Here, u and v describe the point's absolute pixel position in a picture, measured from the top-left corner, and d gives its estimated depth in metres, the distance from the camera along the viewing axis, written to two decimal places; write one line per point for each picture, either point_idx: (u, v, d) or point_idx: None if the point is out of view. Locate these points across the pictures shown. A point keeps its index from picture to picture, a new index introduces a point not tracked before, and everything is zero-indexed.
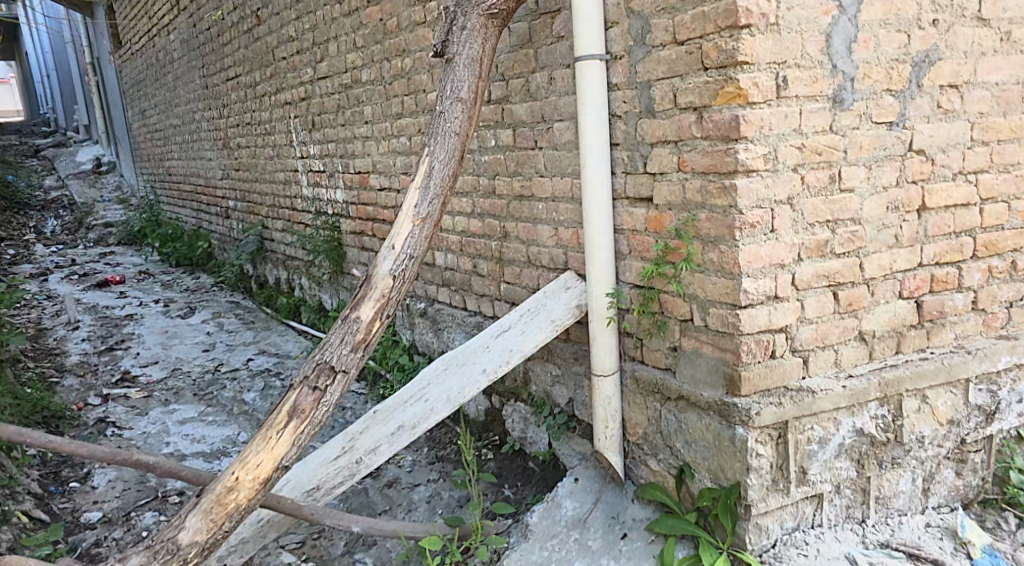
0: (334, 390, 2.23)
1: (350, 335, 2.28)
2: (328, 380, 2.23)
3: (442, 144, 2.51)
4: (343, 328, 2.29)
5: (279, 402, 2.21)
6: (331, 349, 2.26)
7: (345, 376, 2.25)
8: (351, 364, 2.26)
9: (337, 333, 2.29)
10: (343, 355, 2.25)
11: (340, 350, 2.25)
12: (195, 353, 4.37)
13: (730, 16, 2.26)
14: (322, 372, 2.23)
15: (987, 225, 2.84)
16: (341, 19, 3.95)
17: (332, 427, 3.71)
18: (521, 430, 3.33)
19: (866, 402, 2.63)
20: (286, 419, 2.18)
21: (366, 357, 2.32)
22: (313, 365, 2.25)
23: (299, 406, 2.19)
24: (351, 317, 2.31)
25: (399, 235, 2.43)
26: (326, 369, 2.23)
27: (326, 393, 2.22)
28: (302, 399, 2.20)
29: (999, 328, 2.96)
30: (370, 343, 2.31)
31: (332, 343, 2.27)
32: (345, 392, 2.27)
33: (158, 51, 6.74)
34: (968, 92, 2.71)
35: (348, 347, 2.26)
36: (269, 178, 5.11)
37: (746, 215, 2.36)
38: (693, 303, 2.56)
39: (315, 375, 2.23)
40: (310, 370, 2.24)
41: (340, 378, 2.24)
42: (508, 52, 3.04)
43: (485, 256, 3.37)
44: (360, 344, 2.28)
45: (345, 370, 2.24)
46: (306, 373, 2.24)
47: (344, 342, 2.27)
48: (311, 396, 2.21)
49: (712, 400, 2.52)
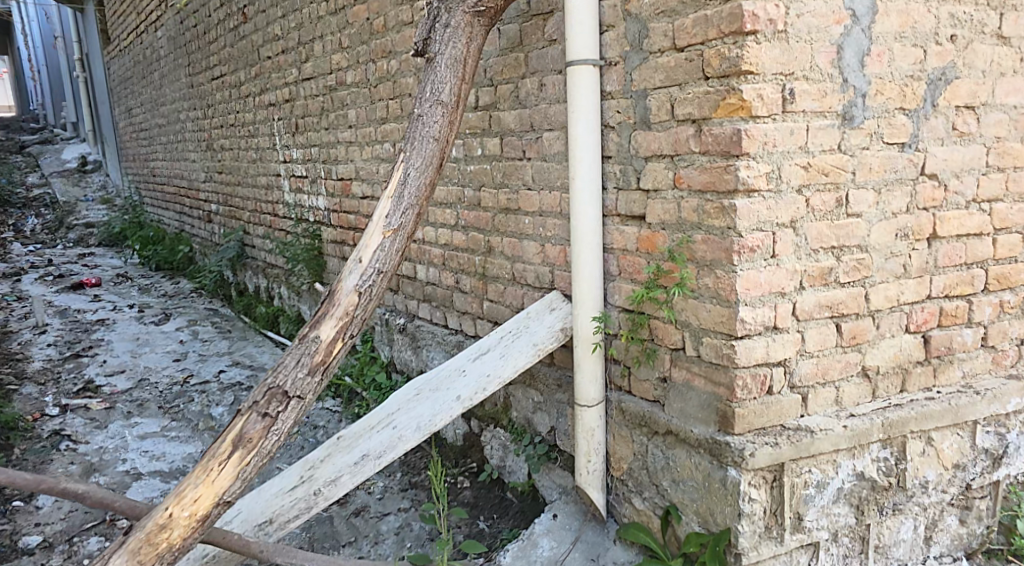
0: (286, 418, 2.04)
1: (308, 356, 2.09)
2: (280, 406, 2.04)
3: (420, 150, 2.33)
4: (300, 348, 2.10)
5: (225, 429, 2.02)
6: (285, 372, 2.06)
7: (300, 402, 2.06)
8: (307, 389, 2.07)
9: (293, 354, 2.10)
10: (299, 378, 2.06)
11: (295, 373, 2.06)
12: (165, 362, 4.17)
13: (734, 22, 2.09)
14: (273, 398, 2.04)
15: (999, 256, 2.66)
16: (328, 18, 3.79)
17: (301, 447, 3.50)
18: (500, 458, 3.13)
19: (868, 444, 2.43)
20: (230, 449, 1.98)
21: (325, 381, 2.13)
22: (265, 390, 2.05)
23: (246, 434, 1.99)
24: (310, 336, 2.12)
25: (368, 247, 2.25)
26: (279, 394, 2.04)
27: (277, 421, 2.02)
28: (250, 426, 2.00)
29: (1008, 367, 2.78)
30: (329, 365, 2.12)
31: (286, 365, 2.08)
32: (299, 420, 2.08)
33: (146, 48, 6.57)
34: (984, 114, 2.53)
35: (305, 370, 2.07)
36: (251, 182, 4.93)
37: (746, 237, 2.18)
38: (685, 331, 2.37)
39: (266, 400, 2.03)
40: (260, 395, 2.04)
41: (294, 404, 2.05)
42: (498, 55, 2.87)
43: (467, 272, 3.18)
44: (318, 366, 2.09)
45: (300, 395, 2.06)
46: (256, 398, 2.04)
47: (300, 364, 2.08)
48: (260, 423, 2.01)
49: (703, 436, 2.33)
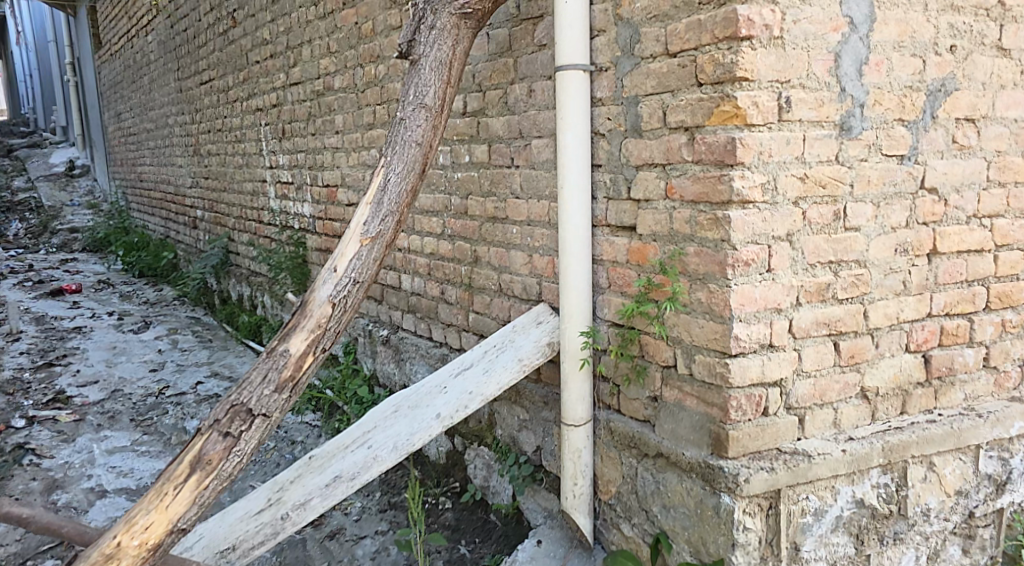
0: (249, 438, 1.96)
1: (275, 372, 2.00)
2: (243, 425, 1.95)
3: (401, 154, 2.24)
4: (267, 363, 2.01)
5: (183, 448, 1.93)
6: (250, 389, 1.97)
7: (265, 420, 1.98)
8: (273, 407, 1.99)
9: (260, 369, 2.00)
10: (264, 396, 1.97)
11: (261, 390, 1.97)
12: (141, 373, 4.05)
13: (728, 26, 2.00)
14: (236, 416, 1.95)
15: (1001, 274, 2.57)
16: (316, 22, 3.71)
17: (277, 464, 3.39)
18: (484, 478, 3.02)
19: (867, 469, 2.34)
20: (187, 471, 1.90)
21: (293, 398, 2.04)
22: (227, 407, 1.96)
23: (205, 456, 1.91)
24: (278, 350, 2.02)
25: (344, 256, 2.15)
26: (242, 412, 1.95)
27: (239, 441, 1.94)
28: (209, 447, 1.92)
29: (1011, 390, 2.68)
30: (298, 381, 2.03)
31: (252, 381, 1.98)
32: (264, 440, 1.99)
33: (135, 52, 6.49)
34: (985, 127, 2.45)
35: (271, 387, 1.98)
36: (236, 188, 4.84)
37: (740, 251, 2.08)
38: (676, 348, 2.27)
39: (228, 419, 1.95)
40: (222, 413, 1.96)
41: (258, 423, 1.97)
42: (486, 60, 2.78)
43: (453, 282, 3.08)
44: (286, 383, 2.00)
45: (265, 414, 1.97)
46: (217, 416, 1.95)
47: (267, 380, 1.98)
48: (220, 444, 1.92)
49: (695, 460, 2.23)
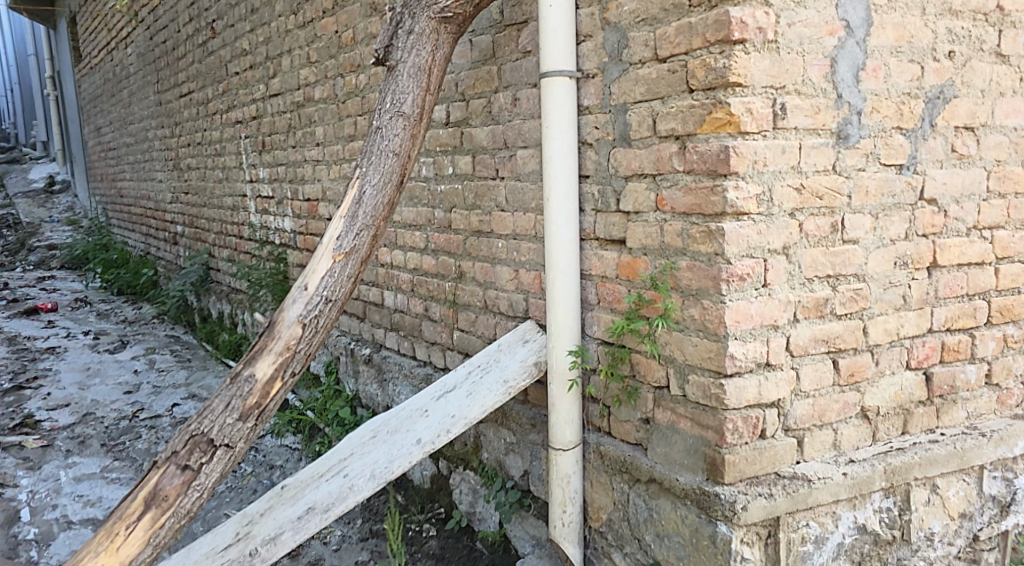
0: (210, 471, 1.93)
1: (239, 400, 1.96)
2: (203, 457, 1.93)
3: (377, 166, 2.16)
4: (231, 390, 1.97)
5: (138, 483, 1.91)
6: (211, 419, 1.94)
7: (227, 451, 1.95)
8: (236, 437, 1.96)
9: (222, 397, 1.97)
10: (226, 425, 1.94)
11: (223, 419, 1.94)
12: (115, 395, 3.92)
13: (720, 30, 1.91)
14: (195, 448, 1.93)
15: (1002, 287, 2.48)
16: (295, 31, 3.61)
17: (253, 490, 3.27)
18: (469, 504, 2.90)
19: (869, 493, 2.24)
20: (141, 508, 1.88)
21: (260, 426, 2.00)
22: (186, 438, 1.94)
23: (161, 491, 1.89)
24: (243, 375, 1.99)
25: (316, 273, 2.09)
26: (202, 442, 1.93)
27: (199, 475, 1.92)
28: (166, 482, 1.90)
29: (1014, 407, 2.59)
30: (265, 408, 1.99)
31: (214, 410, 1.95)
32: (227, 472, 1.96)
33: (115, 65, 6.38)
34: (984, 136, 2.37)
35: (235, 415, 1.95)
36: (216, 203, 4.73)
37: (734, 265, 1.97)
38: (669, 367, 2.16)
39: (187, 451, 1.92)
40: (180, 445, 1.93)
41: (220, 454, 1.94)
42: (469, 68, 2.68)
43: (437, 299, 2.97)
44: (251, 411, 1.97)
45: (227, 444, 1.94)
46: (175, 448, 1.93)
47: (230, 408, 1.95)
48: (177, 478, 1.90)
49: (689, 486, 2.11)
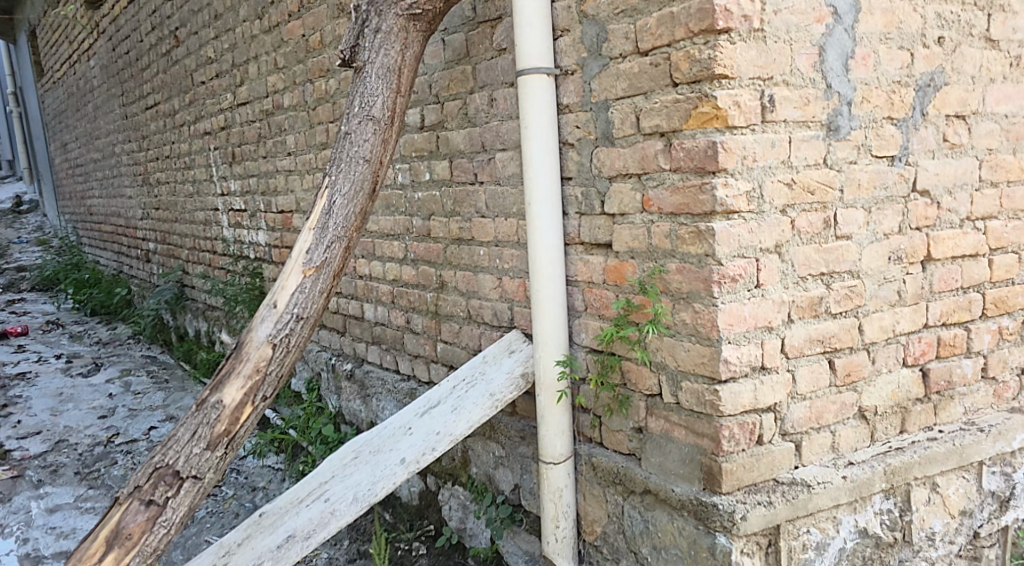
0: (177, 505, 1.85)
1: (206, 428, 1.88)
2: (168, 491, 1.84)
3: (348, 173, 2.07)
4: (197, 417, 1.89)
5: (100, 522, 1.83)
6: (176, 449, 1.86)
7: (195, 483, 1.87)
8: (205, 468, 1.87)
9: (188, 426, 1.88)
10: (194, 455, 1.86)
11: (189, 449, 1.86)
12: (89, 420, 3.78)
13: (704, 18, 1.82)
14: (160, 481, 1.85)
15: (996, 279, 2.41)
16: (262, 36, 3.51)
17: (235, 514, 3.14)
18: (459, 520, 2.78)
19: (870, 495, 2.16)
20: (102, 548, 1.79)
21: (230, 453, 1.91)
22: (151, 471, 1.86)
23: (124, 529, 1.81)
24: (210, 402, 1.90)
25: (285, 289, 2.01)
26: (168, 475, 1.85)
27: (164, 510, 1.83)
28: (130, 519, 1.82)
29: (1010, 400, 2.52)
30: (235, 435, 1.91)
31: (180, 440, 1.87)
32: (194, 504, 1.87)
33: (78, 78, 6.23)
34: (975, 124, 2.30)
35: (202, 444, 1.87)
36: (188, 218, 4.60)
37: (726, 266, 1.89)
38: (661, 374, 2.07)
39: (151, 485, 1.84)
40: (144, 478, 1.85)
41: (187, 486, 1.86)
42: (443, 69, 2.59)
43: (419, 310, 2.86)
44: (220, 439, 1.88)
45: (196, 476, 1.86)
46: (139, 483, 1.85)
47: (197, 437, 1.87)
48: (141, 515, 1.82)
49: (686, 496, 2.02)
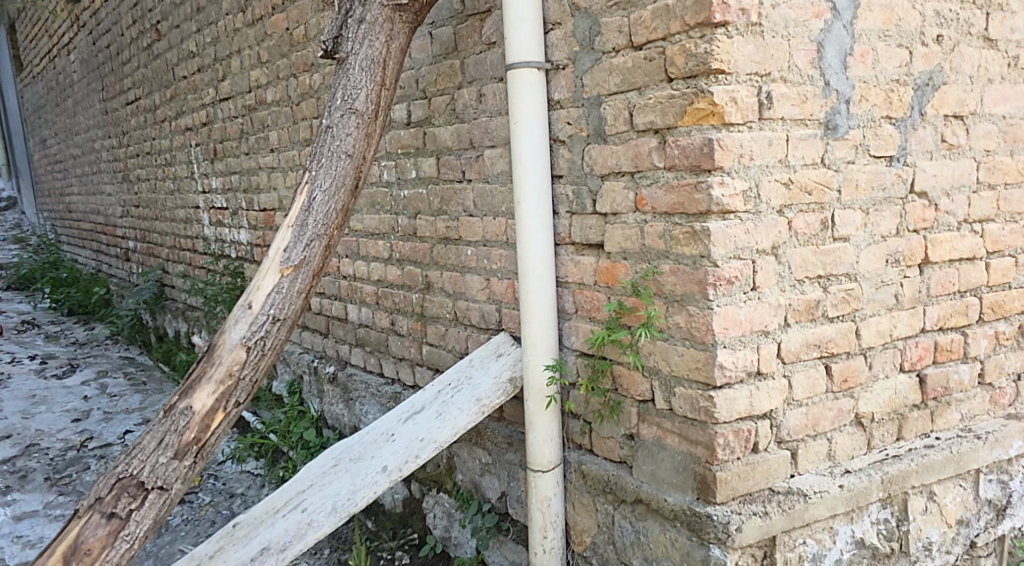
0: (140, 518, 1.78)
1: (174, 436, 1.82)
2: (131, 503, 1.78)
3: (329, 168, 2.00)
4: (165, 424, 1.82)
5: (58, 536, 1.75)
6: (141, 459, 1.80)
7: (160, 494, 1.80)
8: (172, 479, 1.81)
9: (155, 433, 1.82)
10: (159, 465, 1.80)
11: (155, 458, 1.79)
12: (62, 424, 3.68)
13: (700, 11, 1.76)
14: (123, 492, 1.78)
15: (993, 282, 2.36)
16: (244, 30, 3.42)
17: (212, 521, 3.05)
18: (444, 528, 2.70)
19: (867, 505, 2.10)
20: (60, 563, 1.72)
21: (198, 462, 1.85)
22: (112, 482, 1.79)
23: (83, 544, 1.73)
24: (178, 408, 1.84)
25: (261, 290, 1.94)
26: (131, 486, 1.78)
27: (127, 524, 1.76)
28: (89, 534, 1.74)
29: (1007, 407, 2.47)
30: (205, 443, 1.85)
31: (145, 448, 1.80)
32: (159, 516, 1.81)
33: (58, 73, 6.11)
34: (973, 125, 2.25)
35: (169, 453, 1.81)
36: (168, 216, 4.50)
37: (721, 268, 1.82)
38: (653, 380, 2.00)
39: (113, 497, 1.77)
40: (106, 490, 1.78)
41: (152, 498, 1.79)
42: (430, 63, 2.51)
43: (403, 311, 2.78)
44: (188, 447, 1.83)
45: (161, 487, 1.80)
46: (100, 494, 1.78)
47: (164, 445, 1.81)
48: (102, 529, 1.75)
49: (679, 506, 1.95)
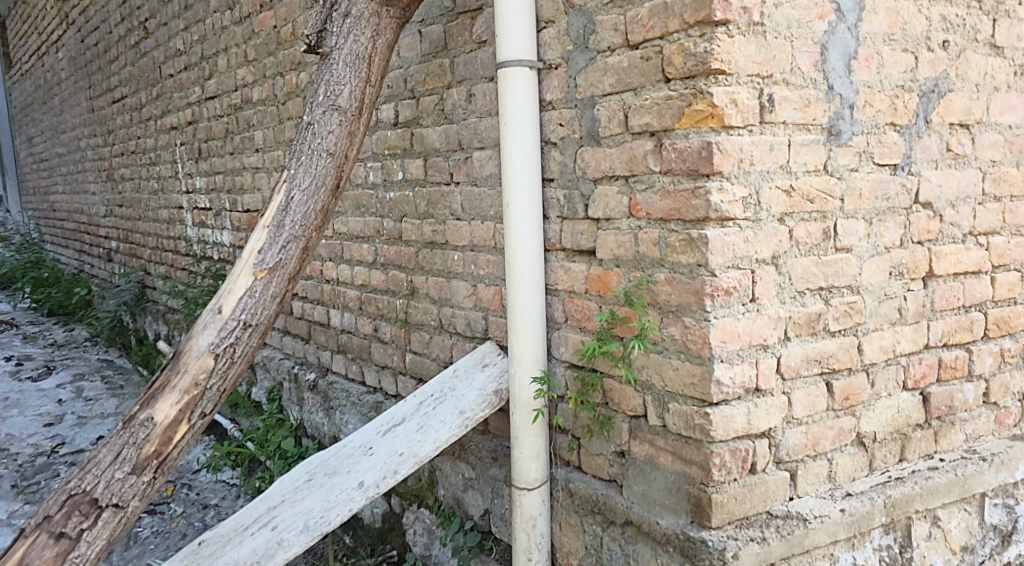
0: (92, 539, 1.67)
1: (133, 449, 1.71)
2: (83, 522, 1.67)
3: (308, 168, 1.90)
4: (124, 436, 1.72)
5: (3, 556, 1.64)
6: (96, 474, 1.69)
7: (115, 512, 1.70)
8: (129, 496, 1.71)
9: (112, 446, 1.72)
10: (116, 481, 1.69)
11: (111, 474, 1.69)
12: (34, 428, 3.55)
13: (700, 8, 1.67)
14: (74, 510, 1.67)
15: (998, 298, 2.27)
16: (231, 28, 3.33)
17: (183, 534, 2.93)
18: (425, 545, 2.59)
19: (868, 530, 2.00)
20: None
21: (158, 477, 1.75)
22: (64, 498, 1.68)
23: None
24: (138, 419, 1.74)
25: (233, 293, 1.85)
26: (84, 503, 1.67)
27: (79, 544, 1.65)
28: (36, 554, 1.62)
29: (1011, 427, 2.38)
30: (166, 457, 1.75)
31: (101, 463, 1.70)
32: (113, 536, 1.71)
33: (46, 70, 6.01)
34: (979, 134, 2.16)
35: (126, 468, 1.70)
36: (151, 216, 4.39)
37: (719, 278, 1.72)
38: (646, 395, 1.90)
39: (64, 515, 1.66)
40: (56, 507, 1.67)
41: (106, 517, 1.69)
42: (419, 62, 2.42)
43: (387, 317, 2.68)
44: (149, 461, 1.73)
45: (115, 505, 1.69)
46: (49, 512, 1.67)
47: (121, 460, 1.70)
48: (50, 550, 1.63)
49: (671, 530, 1.85)
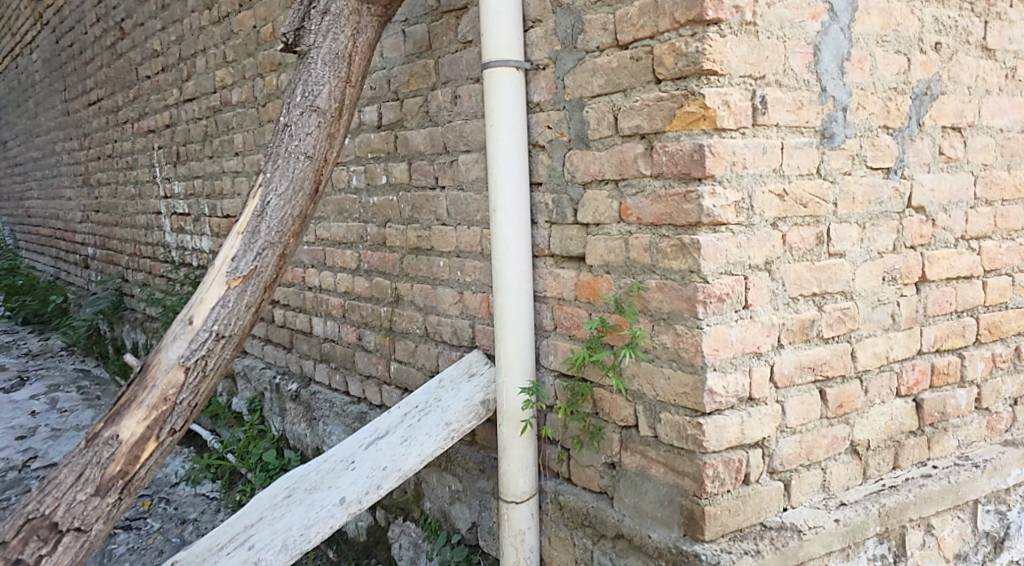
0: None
1: (96, 469, 1.64)
2: (42, 548, 1.59)
3: (286, 171, 1.84)
4: (87, 455, 1.65)
5: None
6: (56, 497, 1.62)
7: (77, 537, 1.62)
8: (91, 519, 1.64)
9: (74, 467, 1.64)
10: (77, 503, 1.62)
11: (72, 496, 1.62)
12: (6, 442, 3.45)
13: (691, 7, 1.62)
14: (32, 535, 1.59)
15: (990, 303, 2.24)
16: (210, 28, 3.25)
17: (160, 550, 2.84)
18: (411, 559, 2.52)
19: (863, 541, 1.96)
20: None
21: (122, 499, 1.68)
22: (21, 523, 1.61)
23: None
24: (102, 437, 1.66)
25: (204, 303, 1.78)
26: (42, 528, 1.60)
27: None
28: None
29: (1003, 433, 2.35)
30: (132, 477, 1.68)
31: (61, 485, 1.63)
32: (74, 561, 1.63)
33: (20, 72, 5.89)
34: (971, 137, 2.13)
35: (89, 490, 1.63)
36: (128, 221, 4.30)
37: (712, 284, 1.67)
38: (637, 405, 1.84)
39: (21, 541, 1.59)
40: (13, 532, 1.60)
41: (66, 542, 1.61)
42: (403, 62, 2.36)
43: (371, 325, 2.61)
44: (112, 482, 1.65)
45: (76, 529, 1.62)
46: (5, 538, 1.59)
47: (83, 481, 1.63)
48: None
49: (664, 544, 1.80)
